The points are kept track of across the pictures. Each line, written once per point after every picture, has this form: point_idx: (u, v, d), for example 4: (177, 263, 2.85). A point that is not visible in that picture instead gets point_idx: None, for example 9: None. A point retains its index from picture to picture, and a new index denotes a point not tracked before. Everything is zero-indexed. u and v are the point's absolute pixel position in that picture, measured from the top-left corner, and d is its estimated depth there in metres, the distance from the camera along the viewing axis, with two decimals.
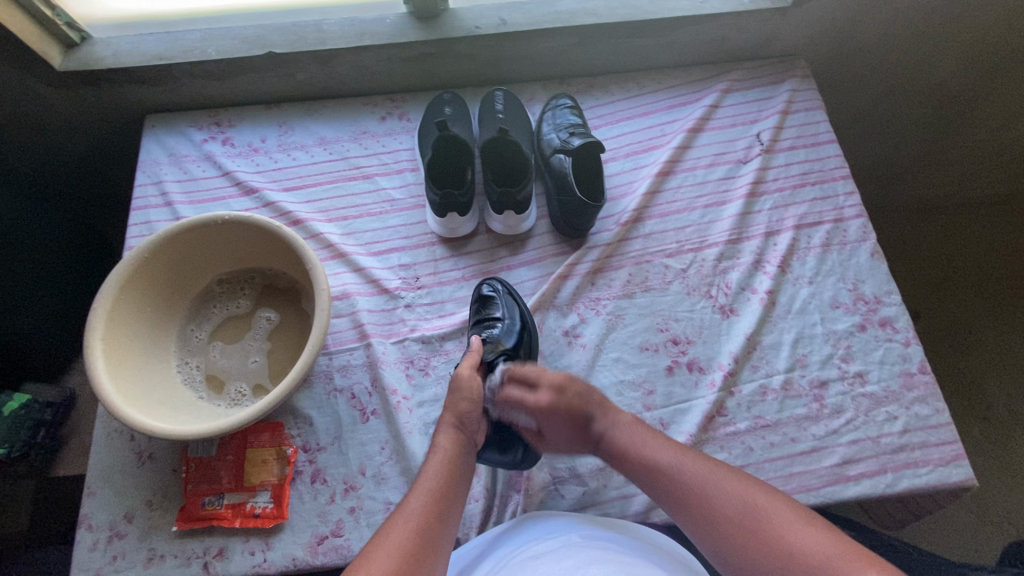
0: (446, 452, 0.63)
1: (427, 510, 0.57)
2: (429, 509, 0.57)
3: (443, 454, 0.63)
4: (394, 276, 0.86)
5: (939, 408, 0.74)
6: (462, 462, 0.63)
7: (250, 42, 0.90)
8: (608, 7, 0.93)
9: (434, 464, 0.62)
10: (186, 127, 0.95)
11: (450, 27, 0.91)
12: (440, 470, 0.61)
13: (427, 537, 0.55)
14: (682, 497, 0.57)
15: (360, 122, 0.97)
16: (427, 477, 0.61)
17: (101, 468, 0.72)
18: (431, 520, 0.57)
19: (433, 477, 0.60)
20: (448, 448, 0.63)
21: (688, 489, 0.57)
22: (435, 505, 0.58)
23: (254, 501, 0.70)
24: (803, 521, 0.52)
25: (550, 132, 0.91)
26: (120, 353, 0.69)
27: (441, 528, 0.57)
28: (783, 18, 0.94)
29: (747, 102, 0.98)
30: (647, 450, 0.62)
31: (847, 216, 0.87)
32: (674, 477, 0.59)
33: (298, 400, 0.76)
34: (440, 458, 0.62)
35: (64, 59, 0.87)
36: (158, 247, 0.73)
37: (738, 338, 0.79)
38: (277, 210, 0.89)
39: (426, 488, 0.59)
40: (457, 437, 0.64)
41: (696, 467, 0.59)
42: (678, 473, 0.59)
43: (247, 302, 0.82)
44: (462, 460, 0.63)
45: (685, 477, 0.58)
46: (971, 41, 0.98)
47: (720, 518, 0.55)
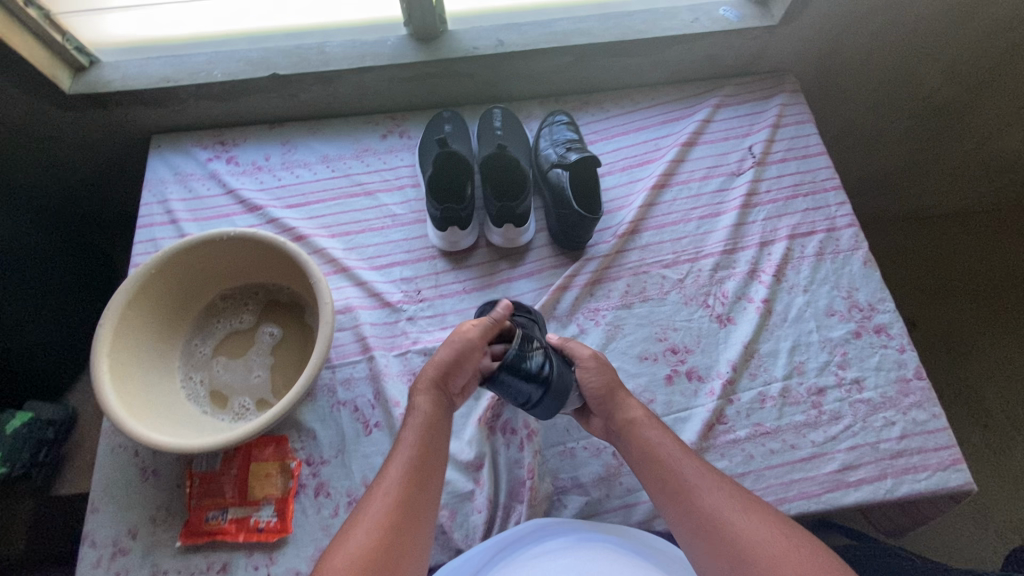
0: (420, 418, 0.62)
1: (404, 480, 0.57)
2: (408, 479, 0.58)
3: (420, 418, 0.63)
4: (396, 289, 0.87)
5: (936, 413, 0.75)
6: (439, 425, 0.63)
7: (255, 64, 0.93)
8: (601, 27, 0.95)
9: (412, 428, 0.62)
10: (191, 147, 0.97)
11: (448, 47, 0.93)
12: (419, 434, 0.61)
13: (406, 509, 0.56)
14: (688, 509, 0.57)
15: (361, 140, 0.99)
16: (405, 442, 0.61)
17: (105, 484, 0.72)
18: (409, 490, 0.57)
19: (410, 446, 0.60)
20: (426, 412, 0.63)
21: (698, 501, 0.57)
22: (413, 473, 0.58)
23: (258, 515, 0.70)
24: (800, 560, 0.51)
25: (547, 148, 0.93)
26: (127, 369, 0.70)
27: (424, 495, 0.58)
28: (772, 36, 0.97)
29: (739, 117, 1.00)
30: (673, 457, 0.61)
31: (840, 225, 0.89)
32: (691, 489, 0.58)
33: (301, 414, 0.77)
34: (416, 425, 0.62)
35: (73, 83, 0.90)
36: (164, 263, 0.74)
37: (735, 346, 0.81)
38: (280, 226, 0.90)
39: (404, 458, 0.59)
40: (437, 400, 0.64)
41: (713, 485, 0.58)
42: (693, 485, 0.58)
43: (250, 317, 0.84)
44: (438, 424, 0.62)
45: (701, 491, 0.57)
46: (953, 57, 1.01)
47: (723, 538, 0.54)
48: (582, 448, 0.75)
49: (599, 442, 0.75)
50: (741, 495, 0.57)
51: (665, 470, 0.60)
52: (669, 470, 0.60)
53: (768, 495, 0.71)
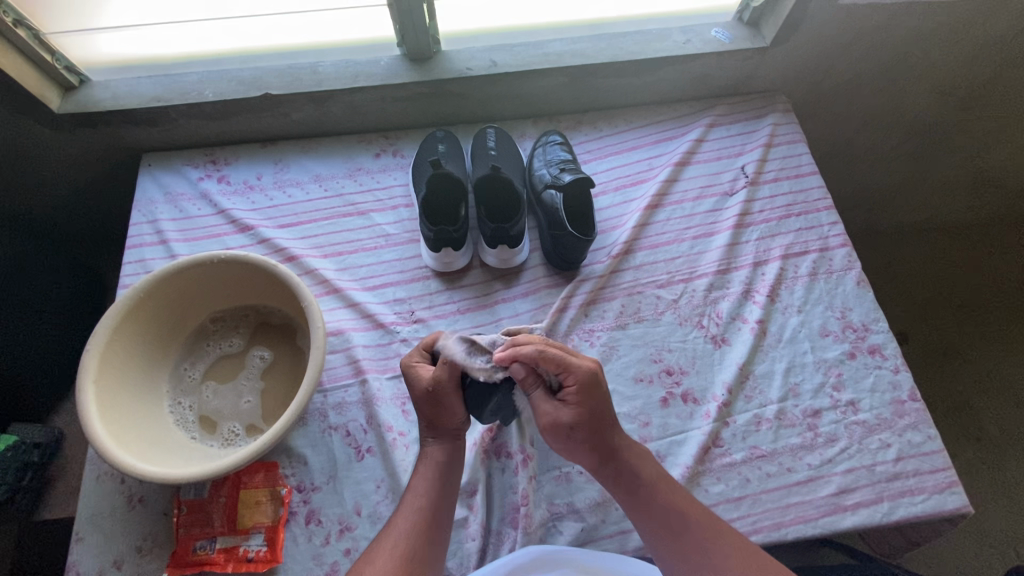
0: (433, 470, 0.64)
1: (412, 533, 0.59)
2: (416, 532, 0.59)
3: (432, 468, 0.64)
4: (389, 311, 0.86)
5: (931, 435, 0.74)
6: (452, 475, 0.64)
7: (247, 83, 0.92)
8: (594, 48, 0.96)
9: (423, 477, 0.64)
10: (182, 166, 0.97)
11: (441, 68, 0.93)
12: (429, 485, 0.63)
13: (413, 562, 0.57)
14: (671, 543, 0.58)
15: (354, 159, 0.99)
16: (416, 492, 0.62)
17: (90, 513, 0.70)
18: (416, 542, 0.58)
19: (420, 496, 0.62)
20: (437, 462, 0.64)
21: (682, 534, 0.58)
22: (421, 525, 0.59)
23: (247, 544, 0.69)
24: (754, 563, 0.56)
25: (541, 168, 0.93)
26: (114, 396, 0.69)
27: (431, 547, 0.59)
28: (763, 57, 0.98)
29: (731, 136, 1.01)
30: (659, 487, 0.60)
31: (832, 245, 0.89)
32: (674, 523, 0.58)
33: (292, 439, 0.75)
34: (428, 475, 0.63)
35: (63, 101, 0.89)
36: (154, 286, 0.73)
37: (730, 367, 0.80)
38: (272, 246, 0.89)
39: (414, 507, 0.61)
40: (447, 446, 0.66)
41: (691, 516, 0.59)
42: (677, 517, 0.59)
43: (240, 341, 0.82)
44: (450, 473, 0.64)
45: (686, 523, 0.58)
46: (943, 77, 1.03)
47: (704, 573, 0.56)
48: (577, 473, 0.74)
49: None
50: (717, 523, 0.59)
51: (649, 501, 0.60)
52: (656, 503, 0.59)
53: (765, 520, 0.70)
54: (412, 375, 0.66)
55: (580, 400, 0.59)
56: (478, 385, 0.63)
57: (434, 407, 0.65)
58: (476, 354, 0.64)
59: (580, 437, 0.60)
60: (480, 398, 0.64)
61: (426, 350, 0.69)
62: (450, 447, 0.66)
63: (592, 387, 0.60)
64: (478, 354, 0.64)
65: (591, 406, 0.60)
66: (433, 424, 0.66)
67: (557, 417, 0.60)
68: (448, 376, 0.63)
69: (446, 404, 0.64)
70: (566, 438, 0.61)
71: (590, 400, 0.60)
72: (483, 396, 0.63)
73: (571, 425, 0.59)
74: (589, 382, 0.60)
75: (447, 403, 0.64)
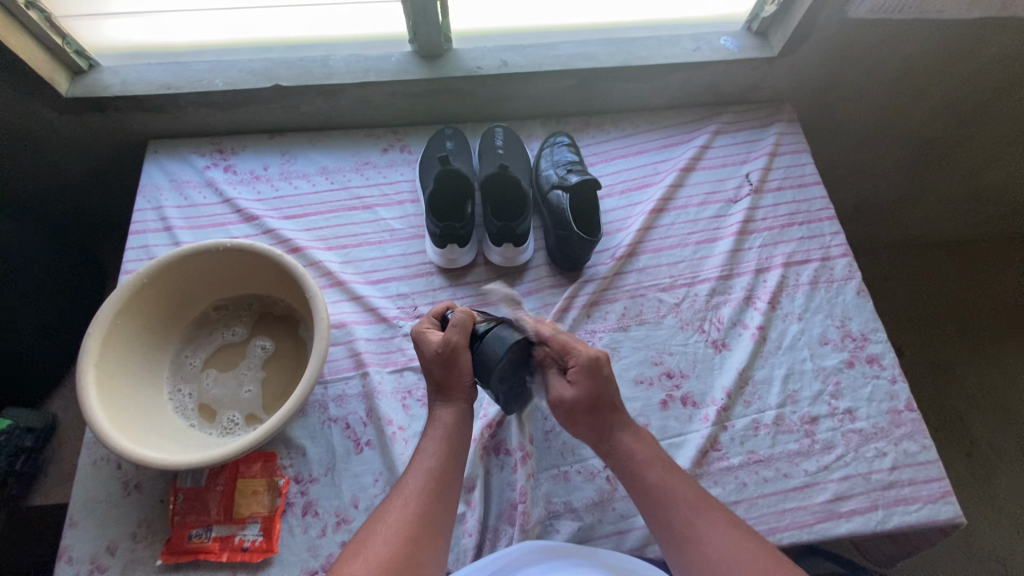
0: (442, 433, 0.64)
1: (423, 493, 0.59)
2: (426, 491, 0.59)
3: (442, 430, 0.64)
4: (392, 305, 0.86)
5: (927, 445, 0.75)
6: (461, 439, 0.64)
7: (258, 74, 0.92)
8: (604, 52, 0.97)
9: (434, 440, 0.63)
10: (188, 154, 0.97)
11: (452, 66, 0.94)
12: (441, 447, 0.62)
13: (424, 522, 0.57)
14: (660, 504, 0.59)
15: (361, 153, 0.99)
16: (425, 454, 0.62)
17: (85, 498, 0.70)
18: (427, 502, 0.58)
19: (430, 457, 0.62)
20: (445, 424, 0.64)
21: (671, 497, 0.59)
22: (431, 486, 0.59)
23: (243, 534, 0.69)
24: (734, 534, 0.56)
25: (548, 169, 0.94)
26: (114, 381, 0.68)
27: (442, 507, 0.59)
28: (770, 67, 0.99)
29: (736, 144, 1.02)
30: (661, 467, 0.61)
31: (834, 255, 0.90)
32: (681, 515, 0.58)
33: (291, 430, 0.75)
34: (438, 436, 0.63)
35: (71, 86, 0.89)
36: (157, 272, 0.73)
37: (730, 372, 0.81)
38: (277, 237, 0.89)
39: (423, 468, 0.61)
40: (456, 409, 0.65)
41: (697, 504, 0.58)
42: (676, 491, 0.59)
43: (242, 330, 0.82)
44: (457, 438, 0.64)
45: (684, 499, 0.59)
46: (947, 93, 1.04)
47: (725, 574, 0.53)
48: (576, 473, 0.74)
49: (592, 466, 0.75)
50: (730, 516, 0.58)
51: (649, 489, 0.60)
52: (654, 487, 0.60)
53: (760, 525, 0.70)
54: (423, 341, 0.67)
55: (585, 381, 0.63)
56: (489, 347, 0.65)
57: (445, 370, 0.65)
58: (487, 321, 0.68)
59: (584, 415, 0.63)
60: (488, 362, 0.64)
61: (437, 317, 0.71)
62: (460, 410, 0.65)
63: (595, 369, 0.63)
64: (489, 323, 0.67)
65: (593, 387, 0.63)
66: (442, 386, 0.66)
67: (559, 392, 0.64)
68: (462, 334, 0.65)
69: (459, 365, 0.65)
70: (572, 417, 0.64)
71: (593, 378, 0.63)
72: (493, 356, 0.64)
73: (574, 403, 0.63)
74: (591, 364, 0.63)
75: (460, 364, 0.65)
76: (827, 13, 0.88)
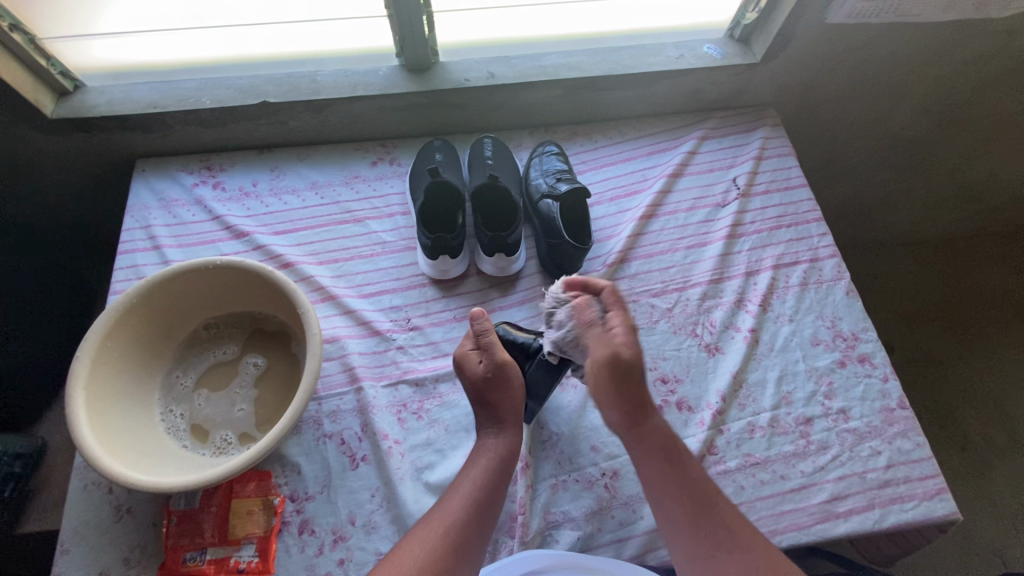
0: (492, 463, 0.65)
1: (466, 520, 0.59)
2: (468, 519, 0.59)
3: (492, 459, 0.65)
4: (385, 318, 0.86)
5: (920, 442, 0.76)
6: (507, 472, 0.65)
7: (245, 91, 0.92)
8: (589, 62, 0.98)
9: (481, 467, 0.64)
10: (177, 172, 0.96)
11: (440, 79, 0.94)
12: (489, 477, 0.63)
13: (460, 551, 0.57)
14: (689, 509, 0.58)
15: (351, 167, 0.99)
16: (472, 480, 0.63)
17: (76, 523, 0.68)
18: (468, 530, 0.59)
19: (477, 485, 0.62)
20: (498, 454, 0.65)
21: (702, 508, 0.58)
22: (474, 516, 0.60)
23: (238, 555, 0.68)
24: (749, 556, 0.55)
25: (538, 178, 0.94)
26: (104, 404, 0.67)
27: (479, 538, 0.59)
28: (752, 72, 1.00)
29: (723, 149, 1.03)
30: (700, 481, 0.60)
31: (822, 256, 0.91)
32: (710, 531, 0.57)
33: (285, 447, 0.75)
34: (488, 466, 0.64)
35: (57, 107, 0.88)
36: (147, 292, 0.72)
37: (724, 375, 0.81)
38: (267, 253, 0.89)
39: (469, 495, 0.62)
40: (507, 439, 0.67)
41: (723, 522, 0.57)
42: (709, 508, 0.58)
43: (234, 347, 0.82)
44: (506, 468, 0.65)
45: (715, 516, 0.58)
46: (928, 93, 1.06)
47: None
48: (574, 482, 0.74)
49: (591, 474, 0.74)
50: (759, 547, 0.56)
51: (685, 491, 0.59)
52: (688, 487, 0.59)
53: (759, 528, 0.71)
54: (467, 363, 0.69)
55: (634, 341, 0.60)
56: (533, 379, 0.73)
57: (496, 387, 0.68)
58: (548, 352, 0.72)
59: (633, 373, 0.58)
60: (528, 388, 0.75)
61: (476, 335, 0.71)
62: (511, 442, 0.67)
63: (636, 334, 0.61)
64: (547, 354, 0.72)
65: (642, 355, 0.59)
66: (496, 408, 0.68)
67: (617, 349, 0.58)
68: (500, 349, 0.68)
69: (510, 377, 0.68)
70: (624, 381, 0.58)
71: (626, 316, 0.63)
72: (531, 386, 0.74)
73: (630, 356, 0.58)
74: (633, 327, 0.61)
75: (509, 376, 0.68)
76: (807, 19, 0.90)
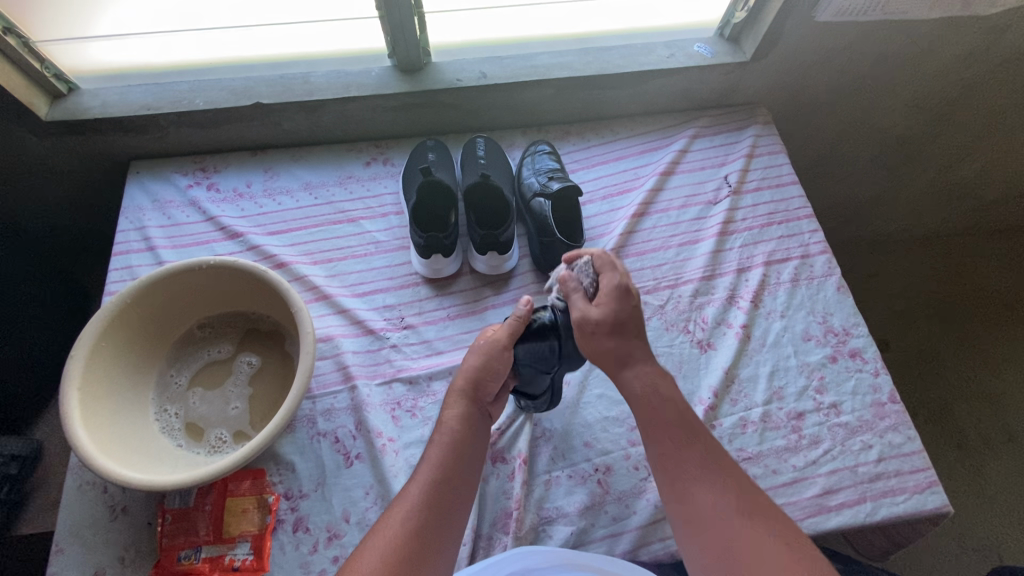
0: (449, 441, 0.60)
1: (425, 504, 0.56)
2: (428, 504, 0.56)
3: (448, 436, 0.61)
4: (379, 317, 0.87)
5: (911, 436, 0.76)
6: (466, 446, 0.61)
7: (238, 93, 0.93)
8: (580, 61, 0.99)
9: (438, 447, 0.60)
10: (171, 174, 0.97)
11: (432, 80, 0.95)
12: (445, 454, 0.59)
13: (423, 537, 0.54)
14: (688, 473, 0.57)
15: (344, 168, 1.00)
16: (429, 463, 0.59)
17: (71, 523, 0.69)
18: (429, 515, 0.55)
19: (435, 467, 0.58)
20: (454, 430, 0.61)
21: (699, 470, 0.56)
22: (434, 498, 0.56)
23: (233, 553, 0.68)
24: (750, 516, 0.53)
25: (530, 177, 0.95)
26: (98, 403, 0.68)
27: (445, 522, 0.56)
28: (742, 71, 1.01)
29: (714, 147, 1.04)
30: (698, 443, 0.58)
31: (813, 252, 0.92)
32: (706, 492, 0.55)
33: (279, 446, 0.75)
34: (444, 444, 0.60)
35: (51, 109, 0.88)
36: (141, 292, 0.72)
37: (716, 371, 0.82)
38: (261, 253, 0.90)
39: (427, 478, 0.57)
40: (463, 413, 0.62)
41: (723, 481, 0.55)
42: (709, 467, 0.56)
43: (228, 346, 0.82)
44: (465, 443, 0.61)
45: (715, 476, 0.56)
46: (918, 91, 1.07)
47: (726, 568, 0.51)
48: (567, 478, 0.74)
49: (584, 470, 0.75)
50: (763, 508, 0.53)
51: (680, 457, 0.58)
52: (675, 441, 0.58)
53: None
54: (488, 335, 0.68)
55: (609, 305, 0.62)
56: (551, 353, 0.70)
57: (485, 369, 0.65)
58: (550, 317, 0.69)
59: (603, 336, 0.62)
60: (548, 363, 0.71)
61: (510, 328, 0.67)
62: (468, 414, 0.63)
63: (624, 297, 0.63)
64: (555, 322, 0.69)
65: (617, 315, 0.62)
66: (477, 386, 0.64)
67: (585, 311, 0.63)
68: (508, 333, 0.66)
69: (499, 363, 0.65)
70: (591, 341, 0.63)
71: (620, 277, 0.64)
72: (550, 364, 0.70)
73: (598, 322, 0.62)
74: (622, 288, 0.63)
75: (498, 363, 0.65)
76: (795, 17, 0.91)
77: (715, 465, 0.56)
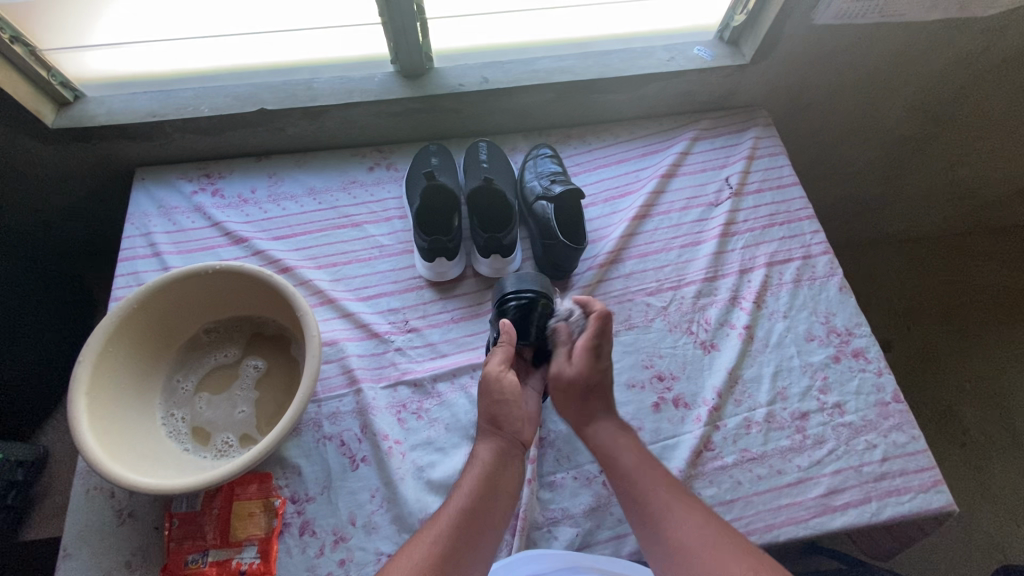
0: (479, 472, 0.61)
1: (455, 530, 0.56)
2: (458, 531, 0.56)
3: (480, 468, 0.62)
4: (383, 320, 0.87)
5: (915, 435, 0.76)
6: (498, 479, 0.62)
7: (243, 99, 0.94)
8: (581, 65, 0.99)
9: (470, 476, 0.61)
10: (176, 180, 0.97)
11: (434, 85, 0.96)
12: (478, 483, 0.60)
13: (451, 562, 0.54)
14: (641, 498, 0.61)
15: (348, 172, 1.01)
16: (461, 492, 0.60)
17: (79, 528, 0.69)
18: (458, 541, 0.55)
19: (465, 495, 0.59)
20: (485, 460, 0.63)
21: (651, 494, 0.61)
22: (465, 524, 0.57)
23: (240, 557, 0.68)
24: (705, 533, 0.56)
25: (532, 180, 0.96)
26: (106, 408, 0.68)
27: (472, 548, 0.56)
28: (741, 73, 1.01)
29: (715, 149, 1.04)
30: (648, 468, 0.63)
31: (815, 253, 0.92)
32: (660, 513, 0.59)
33: (285, 450, 0.75)
34: (476, 474, 0.61)
35: (57, 117, 0.89)
36: (148, 297, 0.73)
37: (719, 371, 0.82)
38: (266, 258, 0.90)
39: (458, 505, 0.58)
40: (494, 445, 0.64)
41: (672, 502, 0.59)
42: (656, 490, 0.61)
43: (235, 350, 0.82)
44: (496, 474, 0.62)
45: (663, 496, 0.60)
46: (916, 92, 1.07)
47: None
48: (571, 479, 0.75)
49: (589, 472, 0.75)
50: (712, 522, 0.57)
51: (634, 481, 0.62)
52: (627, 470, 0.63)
53: (757, 522, 0.71)
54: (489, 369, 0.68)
55: (583, 363, 0.69)
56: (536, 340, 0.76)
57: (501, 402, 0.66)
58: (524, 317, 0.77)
59: (578, 393, 0.69)
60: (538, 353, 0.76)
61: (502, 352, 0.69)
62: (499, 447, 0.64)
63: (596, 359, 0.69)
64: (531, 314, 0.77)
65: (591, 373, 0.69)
66: (497, 421, 0.65)
67: (560, 368, 0.70)
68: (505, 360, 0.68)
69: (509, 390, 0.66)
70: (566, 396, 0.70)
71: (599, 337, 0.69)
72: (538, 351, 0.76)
73: (571, 381, 0.69)
74: (595, 350, 0.69)
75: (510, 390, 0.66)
76: (795, 19, 0.91)
77: (670, 488, 0.61)
